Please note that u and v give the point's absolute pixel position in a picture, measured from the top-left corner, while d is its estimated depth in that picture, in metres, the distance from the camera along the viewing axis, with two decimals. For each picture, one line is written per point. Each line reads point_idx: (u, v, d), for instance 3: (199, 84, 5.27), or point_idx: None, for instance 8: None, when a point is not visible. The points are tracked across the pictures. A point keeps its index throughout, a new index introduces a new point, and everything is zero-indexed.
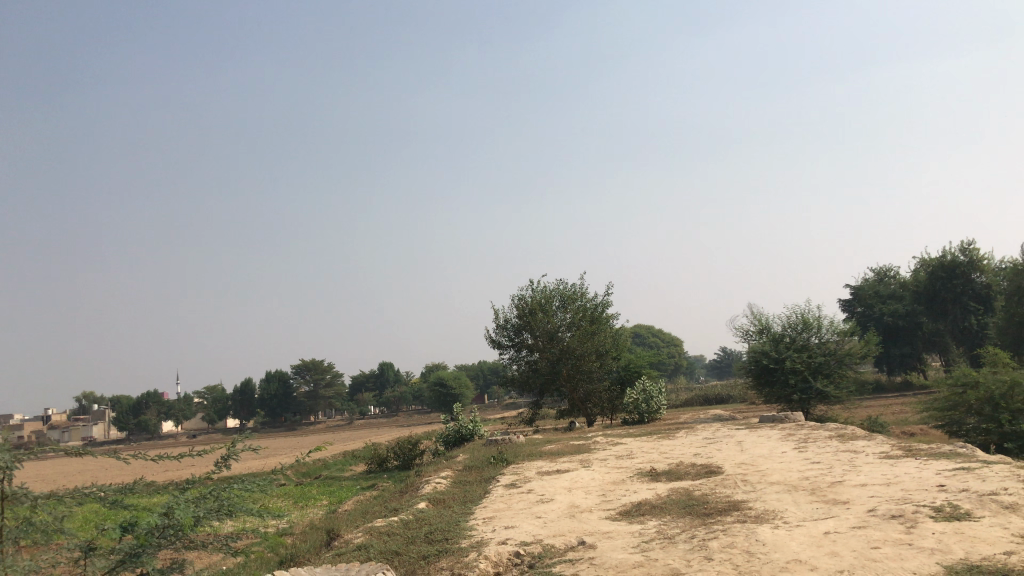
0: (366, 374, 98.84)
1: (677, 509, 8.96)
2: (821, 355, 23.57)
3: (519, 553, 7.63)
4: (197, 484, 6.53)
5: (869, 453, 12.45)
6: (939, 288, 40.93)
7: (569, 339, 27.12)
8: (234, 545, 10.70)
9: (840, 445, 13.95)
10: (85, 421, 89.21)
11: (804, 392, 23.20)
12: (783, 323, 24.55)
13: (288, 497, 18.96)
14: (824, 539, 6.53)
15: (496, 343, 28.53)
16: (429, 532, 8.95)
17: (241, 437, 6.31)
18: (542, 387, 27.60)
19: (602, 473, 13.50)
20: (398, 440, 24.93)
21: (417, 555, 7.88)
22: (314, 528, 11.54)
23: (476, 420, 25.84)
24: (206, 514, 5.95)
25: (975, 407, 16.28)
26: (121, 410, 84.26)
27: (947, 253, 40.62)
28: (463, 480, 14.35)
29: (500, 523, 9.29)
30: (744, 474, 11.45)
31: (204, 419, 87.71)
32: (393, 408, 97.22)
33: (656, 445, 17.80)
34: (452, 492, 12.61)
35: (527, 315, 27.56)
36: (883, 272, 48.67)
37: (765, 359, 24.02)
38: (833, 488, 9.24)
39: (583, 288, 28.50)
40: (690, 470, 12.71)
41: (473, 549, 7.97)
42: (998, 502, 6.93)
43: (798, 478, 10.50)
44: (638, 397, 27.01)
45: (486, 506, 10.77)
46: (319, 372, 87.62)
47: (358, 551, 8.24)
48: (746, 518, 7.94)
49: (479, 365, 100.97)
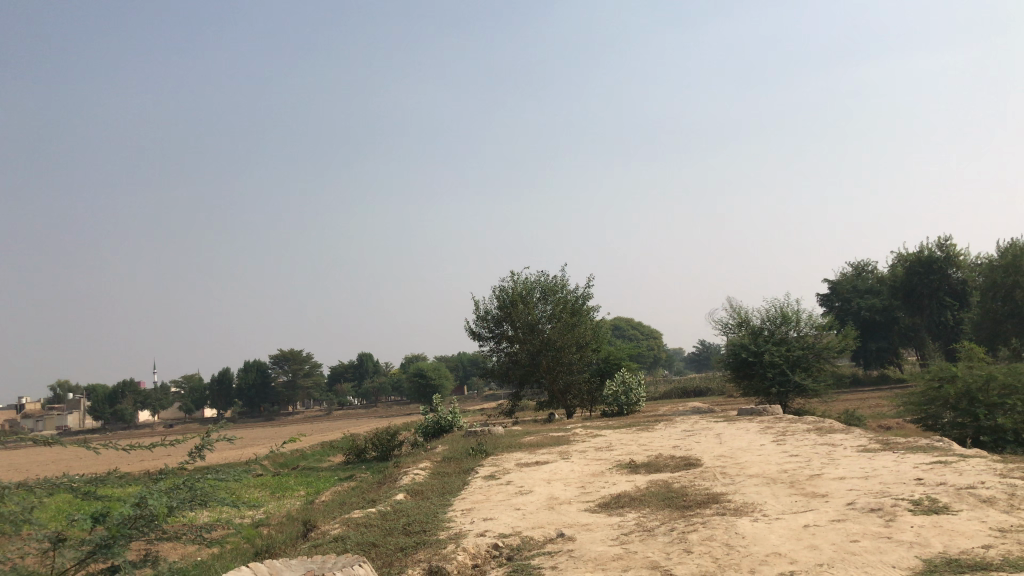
0: (345, 365, 98.58)
1: (657, 502, 8.93)
2: (800, 349, 23.70)
3: (497, 545, 7.57)
4: (169, 474, 6.40)
5: (847, 446, 12.51)
6: (916, 283, 41.26)
7: (550, 331, 27.10)
8: (209, 536, 10.56)
9: (818, 438, 14.01)
10: (60, 410, 88.30)
11: (782, 385, 23.30)
12: (762, 317, 24.61)
13: (265, 488, 18.79)
14: (803, 532, 6.52)
15: (475, 334, 28.45)
16: (407, 524, 8.87)
17: (216, 427, 6.18)
18: (522, 378, 27.57)
19: (582, 465, 13.47)
20: (377, 430, 24.80)
21: (394, 547, 7.80)
22: (291, 519, 11.41)
23: (455, 412, 25.75)
24: (179, 504, 5.84)
25: (951, 402, 16.40)
26: (97, 399, 83.44)
27: (924, 248, 40.92)
28: (442, 471, 14.28)
29: (479, 515, 9.21)
30: (723, 467, 11.46)
31: (181, 408, 87.04)
32: (371, 400, 94.60)
33: (635, 438, 17.81)
34: (431, 484, 12.53)
35: (508, 307, 27.53)
36: (861, 267, 48.98)
37: (744, 352, 24.07)
38: (811, 481, 9.26)
39: (564, 280, 28.50)
40: (669, 462, 12.72)
41: (452, 541, 7.90)
42: (975, 496, 6.96)
43: (777, 471, 10.52)
44: (617, 389, 27.07)
45: (465, 497, 10.70)
46: (297, 362, 87.19)
47: (336, 543, 8.15)
48: (725, 511, 7.92)
49: (459, 356, 100.85)
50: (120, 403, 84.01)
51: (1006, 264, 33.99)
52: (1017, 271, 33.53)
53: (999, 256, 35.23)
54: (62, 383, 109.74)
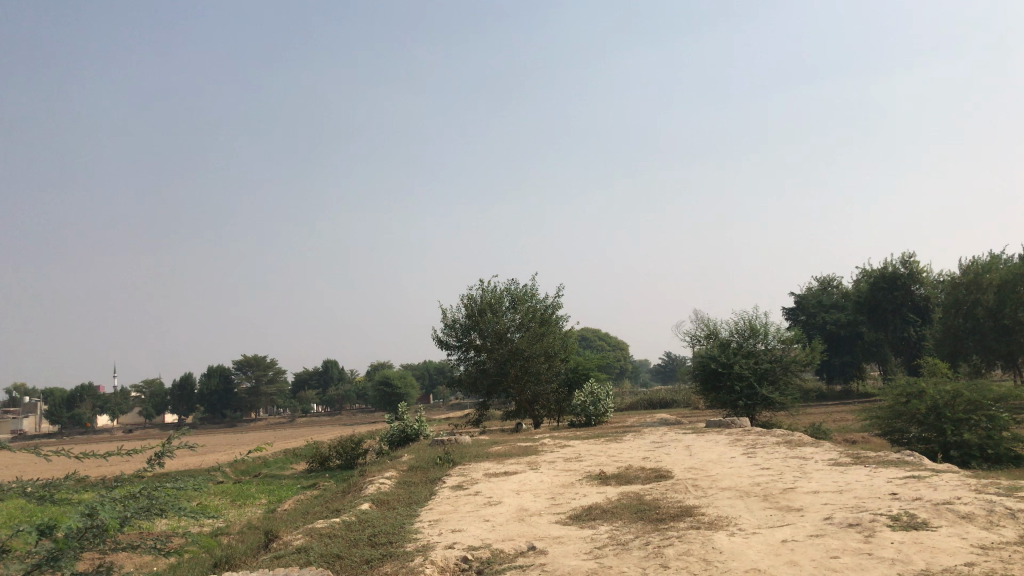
0: (310, 371, 97.72)
1: (629, 514, 8.75)
2: (767, 362, 23.72)
3: (467, 558, 7.34)
4: (126, 482, 6.07)
5: (818, 460, 12.42)
6: (880, 299, 41.77)
7: (518, 341, 26.91)
8: (165, 548, 10.25)
9: (789, 451, 13.93)
10: (16, 413, 86.55)
11: (749, 397, 23.31)
12: (731, 329, 24.64)
13: (226, 496, 18.39)
14: (781, 548, 6.38)
15: (442, 343, 28.16)
16: (372, 535, 8.59)
17: (177, 434, 5.86)
18: (489, 388, 27.32)
19: (551, 476, 13.29)
20: (341, 438, 24.43)
21: (360, 560, 7.52)
22: (252, 528, 11.08)
23: (422, 420, 25.42)
24: (133, 515, 5.52)
25: (918, 417, 16.43)
26: (54, 402, 81.82)
27: (889, 264, 41.39)
28: (408, 480, 14.02)
29: (447, 526, 8.96)
30: (695, 479, 11.32)
31: (141, 414, 85.56)
32: (337, 407, 94.13)
33: (604, 448, 17.70)
34: (397, 493, 12.25)
35: (476, 315, 27.34)
36: (827, 281, 49.46)
37: (713, 363, 24.06)
38: (785, 494, 9.16)
39: (533, 288, 28.30)
40: (640, 474, 12.58)
41: (419, 553, 7.65)
42: (954, 511, 6.87)
43: (749, 484, 10.40)
44: (585, 400, 26.96)
45: (433, 508, 10.44)
46: (262, 368, 85.97)
47: (298, 554, 7.84)
48: (700, 524, 7.77)
49: (424, 364, 100.29)
50: (77, 407, 82.42)
51: (968, 282, 34.49)
52: (979, 289, 33.98)
53: (961, 273, 35.73)
54: (20, 386, 107.51)
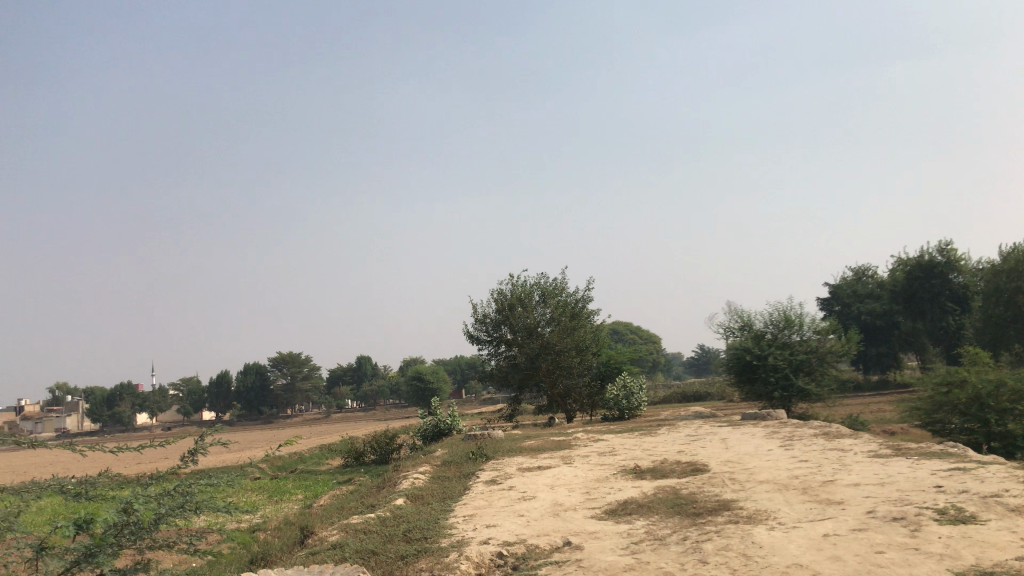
0: (343, 368, 98.59)
1: (665, 509, 8.63)
2: (802, 353, 23.36)
3: (502, 553, 7.26)
4: (159, 478, 6.06)
5: (858, 452, 12.20)
6: (916, 288, 41.04)
7: (549, 335, 26.81)
8: (202, 544, 10.31)
9: (827, 443, 13.70)
10: (58, 412, 88.25)
11: (785, 389, 23.00)
12: (765, 320, 24.34)
13: (262, 492, 18.53)
14: (824, 542, 6.23)
15: (474, 338, 28.13)
16: (407, 531, 8.55)
17: (209, 430, 5.86)
18: (521, 382, 27.25)
19: (586, 470, 13.16)
20: (376, 434, 24.51)
21: (395, 555, 7.48)
22: (289, 524, 11.11)
23: (455, 414, 25.39)
24: (168, 512, 5.52)
25: (960, 407, 16.11)
26: (95, 401, 83.25)
27: (925, 253, 40.62)
28: (441, 475, 13.98)
29: (481, 522, 8.90)
30: (732, 472, 11.15)
31: (180, 411, 86.76)
32: (371, 402, 94.75)
33: (639, 442, 17.55)
34: (431, 488, 12.21)
35: (507, 310, 27.25)
36: (861, 271, 48.69)
37: (748, 355, 23.79)
38: (825, 487, 8.98)
39: (564, 282, 28.11)
40: (675, 467, 12.43)
41: (454, 549, 7.58)
42: (1003, 504, 6.67)
43: (788, 477, 10.23)
44: (618, 393, 26.78)
45: (466, 503, 10.38)
46: (297, 364, 85.95)
47: (333, 550, 7.82)
48: (739, 518, 7.63)
49: (456, 360, 100.56)
50: (117, 405, 83.81)
51: (1008, 269, 33.74)
52: (1020, 276, 33.23)
53: (1001, 260, 34.96)
54: (62, 384, 109.58)
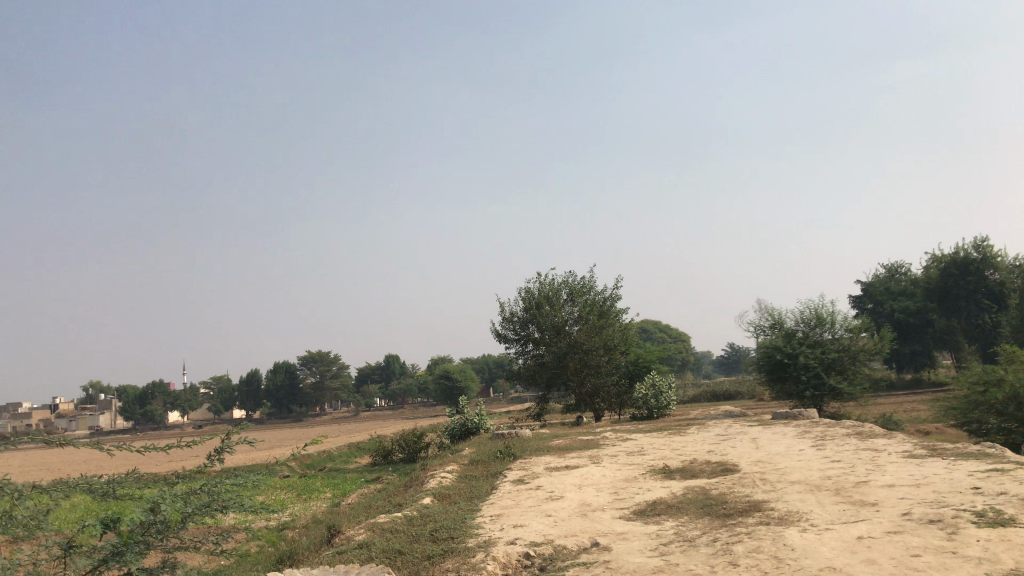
0: (372, 366, 99.13)
1: (695, 509, 8.52)
2: (834, 351, 23.03)
3: (529, 554, 7.20)
4: (187, 478, 6.06)
5: (892, 452, 11.98)
6: (951, 285, 40.30)
7: (577, 333, 26.70)
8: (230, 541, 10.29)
9: (860, 444, 13.48)
10: (92, 410, 89.60)
11: (817, 388, 22.70)
12: (796, 319, 24.04)
13: (291, 490, 18.61)
14: (858, 544, 6.09)
15: (501, 336, 28.10)
16: (433, 530, 8.51)
17: (236, 429, 5.85)
18: (549, 381, 27.17)
19: (614, 470, 13.05)
20: (404, 432, 24.55)
21: (421, 555, 7.44)
22: (317, 522, 11.12)
23: (483, 413, 25.37)
24: (194, 511, 5.50)
25: (997, 406, 15.78)
26: (128, 400, 84.41)
27: (960, 249, 39.93)
28: (469, 474, 13.94)
29: (508, 521, 8.84)
30: (763, 473, 11.00)
31: (211, 410, 87.69)
32: (399, 401, 95.16)
33: (668, 442, 17.40)
34: (458, 487, 12.18)
35: (534, 309, 27.18)
36: (895, 267, 47.97)
37: (778, 354, 23.51)
38: (858, 488, 8.82)
39: (592, 280, 27.95)
40: (705, 467, 12.29)
41: (481, 549, 7.53)
42: None
43: (820, 478, 10.05)
44: (647, 393, 26.60)
45: (494, 503, 10.32)
46: (327, 363, 86.13)
47: (360, 550, 7.81)
48: (770, 520, 7.50)
49: (485, 358, 100.67)
50: (150, 404, 84.92)
51: None
52: None
53: None
54: (96, 382, 111.30)
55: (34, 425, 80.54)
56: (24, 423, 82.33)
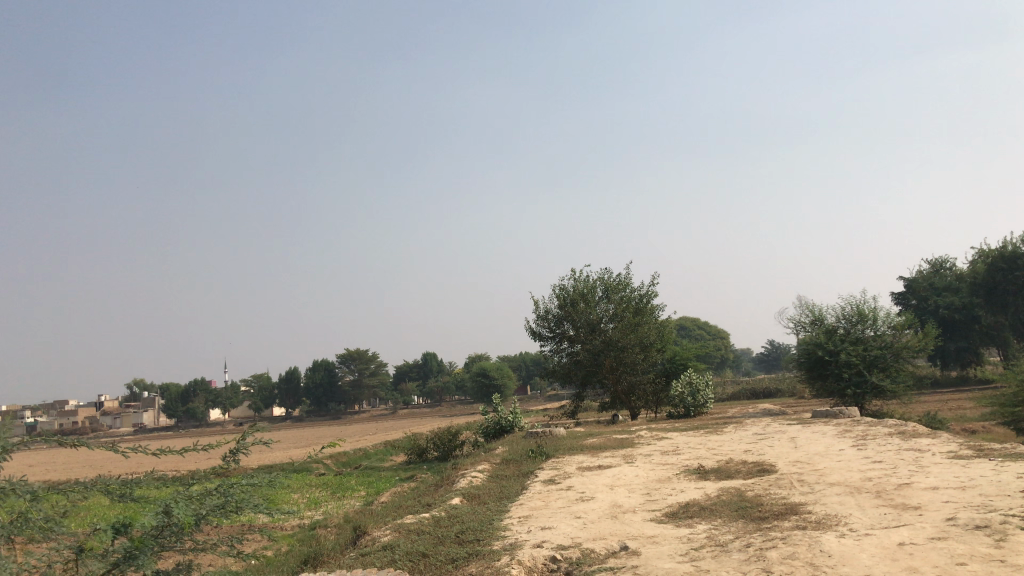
0: (410, 364, 99.63)
1: (729, 512, 8.23)
2: (876, 348, 22.45)
3: (555, 558, 7.00)
4: (204, 478, 5.94)
5: (936, 452, 11.54)
6: (999, 280, 39.11)
7: (612, 331, 26.39)
8: (246, 545, 10.77)
9: (903, 443, 13.06)
10: (136, 408, 91.26)
11: (858, 386, 22.17)
12: (837, 315, 23.52)
13: (326, 488, 18.64)
14: (899, 552, 5.79)
15: (536, 334, 27.87)
16: (460, 532, 8.35)
17: (252, 430, 5.70)
18: (584, 379, 26.93)
19: (647, 470, 12.78)
20: (438, 430, 24.44)
21: (445, 558, 7.28)
22: (346, 523, 11.04)
23: (517, 412, 25.20)
24: (209, 512, 5.38)
25: None
26: (171, 397, 85.73)
27: (1007, 243, 38.69)
28: (500, 474, 13.76)
29: (536, 523, 8.64)
30: (801, 473, 10.66)
31: (252, 407, 88.84)
32: (437, 399, 95.45)
33: (703, 441, 17.07)
34: (489, 487, 12.01)
35: (569, 306, 26.93)
36: (940, 263, 46.86)
37: (819, 351, 22.97)
38: (901, 491, 8.48)
39: (628, 278, 27.52)
40: (741, 468, 11.99)
41: (506, 552, 7.35)
42: None
43: (860, 479, 9.70)
44: (684, 391, 26.20)
45: (523, 504, 10.12)
46: (364, 362, 87.19)
47: (383, 552, 7.69)
48: (806, 524, 7.22)
49: (521, 356, 100.53)
50: (191, 401, 86.28)
51: None
52: None
53: None
54: (139, 379, 113.24)
55: (79, 422, 82.03)
56: (70, 420, 83.98)
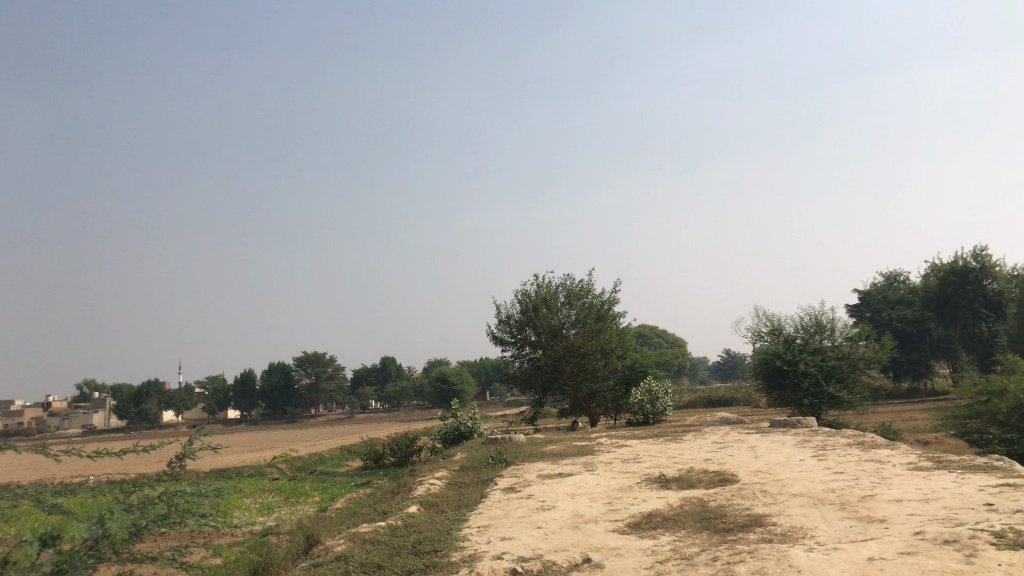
0: (367, 368, 98.81)
1: (693, 523, 8.05)
2: (834, 359, 22.59)
3: (516, 570, 6.74)
4: (146, 484, 5.59)
5: (896, 463, 11.51)
6: (950, 294, 40.33)
7: (573, 337, 26.25)
8: (194, 555, 10.35)
9: (863, 454, 13.04)
10: (86, 409, 89.03)
11: (815, 396, 22.25)
12: (796, 325, 23.56)
13: (280, 494, 18.18)
14: (870, 567, 5.64)
15: (498, 339, 27.61)
16: (417, 542, 8.06)
17: (200, 434, 5.37)
18: (544, 385, 26.74)
19: (608, 478, 12.58)
20: (396, 436, 24.04)
21: (401, 570, 6.98)
22: (298, 530, 10.67)
23: (476, 418, 24.88)
24: (150, 523, 5.07)
25: (1000, 417, 15.33)
26: (121, 399, 83.85)
27: (958, 258, 39.97)
28: (459, 481, 13.49)
29: (496, 533, 8.38)
30: (762, 484, 10.56)
31: (206, 409, 87.33)
32: (394, 403, 94.68)
33: (663, 449, 16.94)
34: (447, 495, 11.73)
35: (531, 311, 26.73)
36: (893, 276, 47.81)
37: (778, 360, 23.01)
38: (864, 503, 8.37)
39: (590, 284, 27.43)
40: (702, 477, 11.85)
41: (465, 564, 7.07)
42: None
43: (823, 490, 9.59)
44: (643, 398, 26.11)
45: (482, 512, 9.85)
46: (321, 364, 86.51)
47: (337, 563, 7.36)
48: (773, 537, 7.07)
49: (479, 361, 100.36)
50: (143, 403, 84.45)
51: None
52: None
53: None
54: (91, 380, 110.61)
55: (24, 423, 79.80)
56: (16, 420, 81.69)
